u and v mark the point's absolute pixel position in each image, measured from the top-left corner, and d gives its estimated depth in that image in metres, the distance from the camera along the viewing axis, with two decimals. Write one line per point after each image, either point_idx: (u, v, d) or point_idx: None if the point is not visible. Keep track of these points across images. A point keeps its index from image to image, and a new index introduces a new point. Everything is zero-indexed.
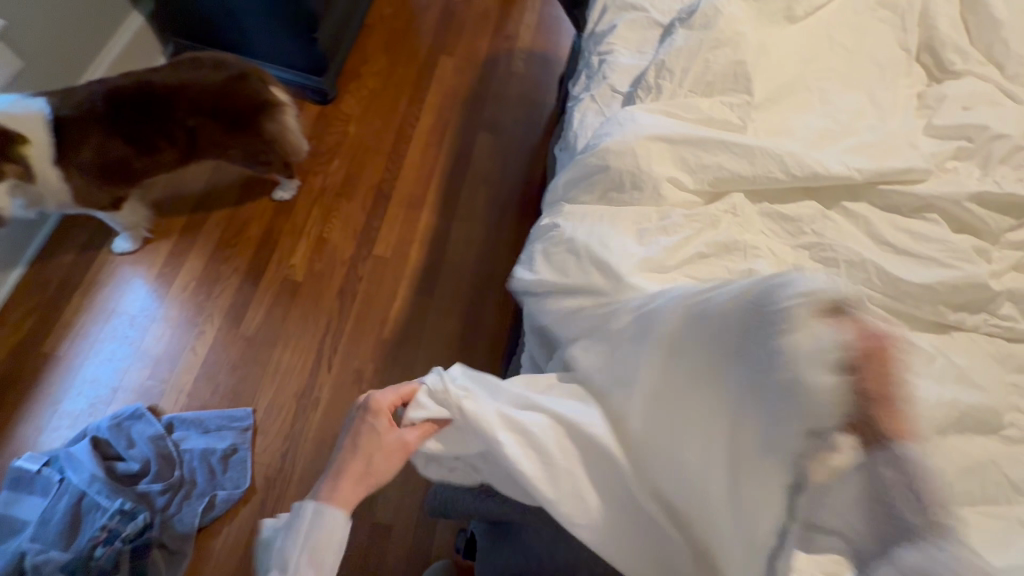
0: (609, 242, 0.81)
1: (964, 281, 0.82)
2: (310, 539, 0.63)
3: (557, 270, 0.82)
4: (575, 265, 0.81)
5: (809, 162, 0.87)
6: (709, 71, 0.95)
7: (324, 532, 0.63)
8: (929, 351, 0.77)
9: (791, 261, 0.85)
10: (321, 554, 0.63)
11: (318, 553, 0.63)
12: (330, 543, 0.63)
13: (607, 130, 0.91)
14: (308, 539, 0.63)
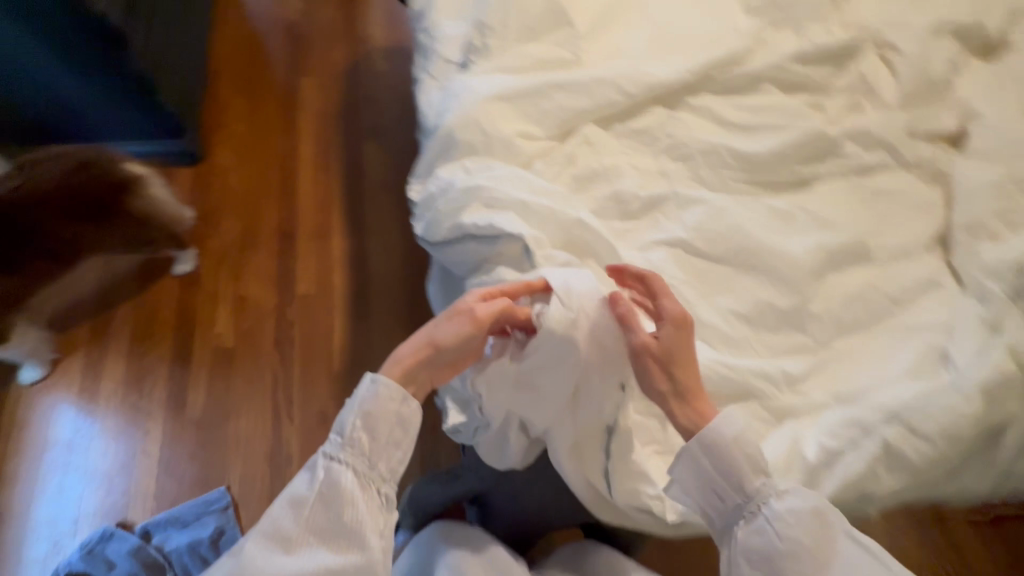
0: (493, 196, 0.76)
1: (805, 138, 0.88)
2: (380, 410, 0.61)
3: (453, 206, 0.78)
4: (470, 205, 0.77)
5: (642, 74, 0.90)
6: (526, 16, 0.96)
7: (395, 398, 0.62)
8: (785, 211, 0.83)
9: (655, 168, 0.87)
10: (387, 430, 0.62)
11: (384, 429, 0.61)
12: (407, 417, 0.63)
13: (447, 100, 0.87)
14: (371, 409, 0.61)
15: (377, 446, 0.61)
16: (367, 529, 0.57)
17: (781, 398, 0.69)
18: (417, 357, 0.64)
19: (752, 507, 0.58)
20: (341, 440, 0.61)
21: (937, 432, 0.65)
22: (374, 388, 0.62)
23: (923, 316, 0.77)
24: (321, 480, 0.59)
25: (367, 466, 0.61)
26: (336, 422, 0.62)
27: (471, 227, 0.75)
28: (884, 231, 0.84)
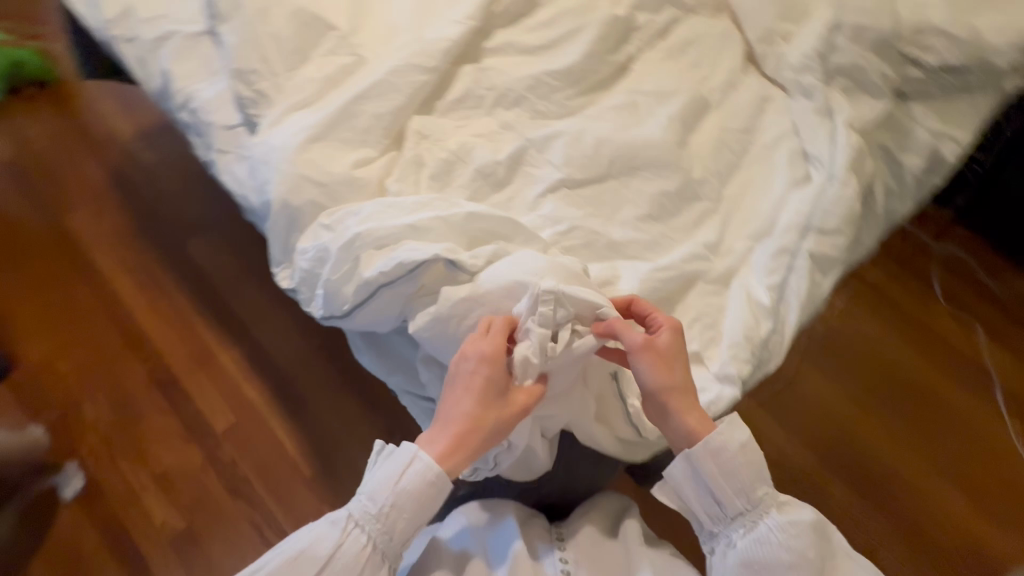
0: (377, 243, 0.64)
1: (604, 29, 0.90)
2: (411, 489, 0.59)
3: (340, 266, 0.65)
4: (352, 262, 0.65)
5: (432, 42, 0.84)
6: (283, 38, 0.83)
7: (435, 484, 0.59)
8: (628, 102, 0.85)
9: (498, 126, 0.84)
10: (415, 512, 0.60)
11: (412, 512, 0.60)
12: (436, 504, 0.61)
13: (258, 169, 0.74)
14: (407, 486, 0.59)
15: (401, 529, 0.60)
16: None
17: (719, 265, 0.73)
18: (462, 455, 0.59)
19: (748, 510, 0.61)
20: (369, 509, 0.60)
21: (840, 220, 0.73)
22: (418, 464, 0.59)
23: (772, 132, 0.85)
24: (344, 542, 0.59)
25: (388, 541, 0.60)
26: (369, 489, 0.61)
27: (378, 277, 0.63)
28: (706, 76, 0.91)
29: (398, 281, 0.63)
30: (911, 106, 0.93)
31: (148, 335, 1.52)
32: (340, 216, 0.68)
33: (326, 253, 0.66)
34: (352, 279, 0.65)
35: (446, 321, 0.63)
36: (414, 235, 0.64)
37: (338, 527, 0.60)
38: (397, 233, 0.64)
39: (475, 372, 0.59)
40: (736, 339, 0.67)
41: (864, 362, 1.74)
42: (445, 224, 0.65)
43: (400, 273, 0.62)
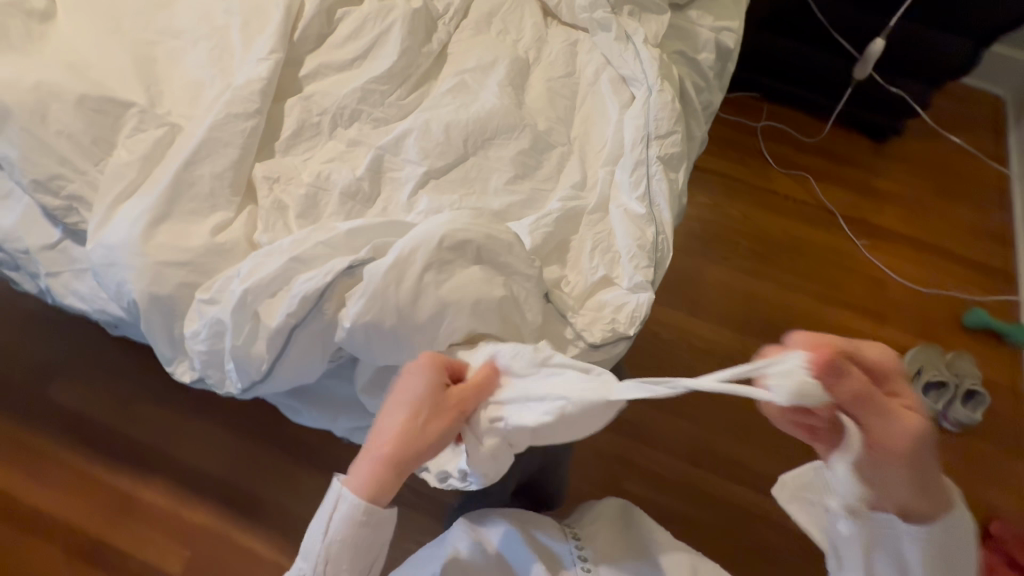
0: (268, 284, 0.61)
1: (410, 23, 0.91)
2: (339, 541, 0.54)
3: (241, 334, 0.62)
4: (252, 321, 0.62)
5: (244, 86, 0.80)
6: (77, 131, 0.75)
7: (365, 522, 0.53)
8: (458, 82, 0.88)
9: (344, 145, 0.83)
10: (356, 559, 0.55)
11: (350, 563, 0.55)
12: (380, 540, 0.55)
13: (105, 277, 0.67)
14: (338, 537, 0.54)
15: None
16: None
17: (592, 197, 0.79)
18: (388, 474, 0.53)
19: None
20: (309, 568, 0.56)
21: (671, 122, 0.80)
22: (340, 508, 0.54)
23: (590, 69, 0.94)
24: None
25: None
26: (303, 547, 0.56)
27: (287, 321, 0.61)
28: (517, 40, 0.97)
29: (309, 317, 0.61)
30: (689, 12, 1.07)
31: (48, 513, 1.31)
32: (221, 284, 0.64)
33: (220, 324, 0.63)
34: (258, 338, 0.62)
35: (382, 294, 0.60)
36: (302, 267, 0.62)
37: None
38: (286, 274, 0.62)
39: (403, 388, 0.55)
40: (631, 251, 0.73)
41: (740, 239, 1.98)
42: (329, 245, 0.64)
43: (309, 305, 0.60)
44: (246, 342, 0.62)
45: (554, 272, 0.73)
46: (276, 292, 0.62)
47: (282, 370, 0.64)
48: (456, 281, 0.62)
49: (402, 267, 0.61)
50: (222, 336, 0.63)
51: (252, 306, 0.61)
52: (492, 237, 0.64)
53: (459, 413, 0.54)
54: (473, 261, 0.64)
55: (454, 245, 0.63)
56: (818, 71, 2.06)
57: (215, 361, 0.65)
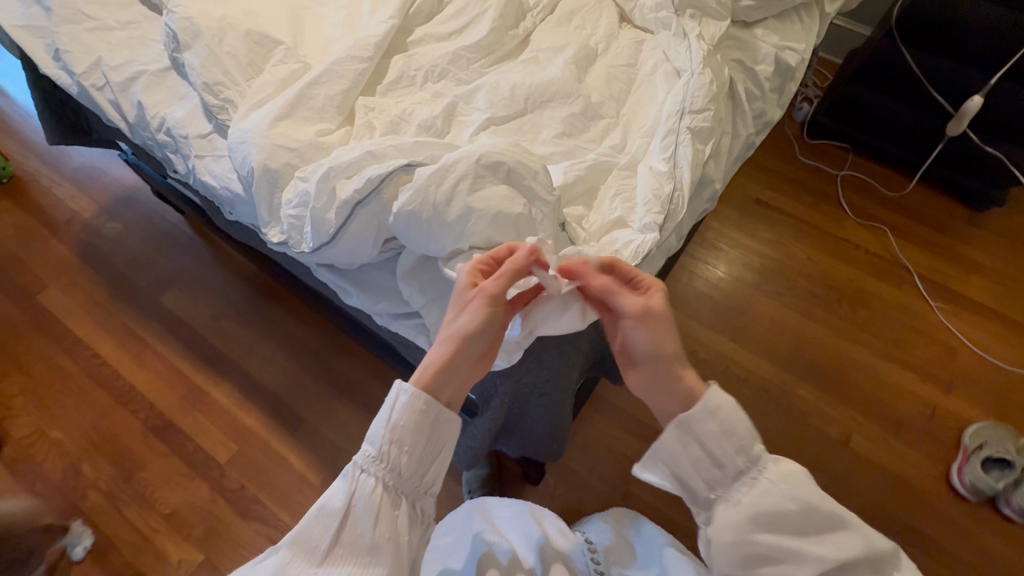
0: (345, 170, 0.77)
1: (502, 9, 1.10)
2: (404, 423, 0.63)
3: (317, 205, 0.77)
4: (328, 197, 0.77)
5: (363, 38, 1.02)
6: (242, 54, 0.99)
7: (426, 411, 0.64)
8: (532, 58, 1.04)
9: (430, 95, 1.02)
10: (416, 445, 0.64)
11: (412, 446, 0.64)
12: (442, 433, 0.65)
13: (235, 153, 0.89)
14: (403, 420, 0.63)
15: (408, 466, 0.64)
16: (398, 546, 0.60)
17: (625, 158, 0.90)
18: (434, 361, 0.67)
19: (738, 468, 0.62)
20: (371, 453, 0.64)
21: (705, 100, 0.90)
22: (402, 397, 0.64)
23: (649, 62, 1.06)
24: (356, 489, 0.62)
25: (399, 477, 0.63)
26: (368, 434, 0.65)
27: (353, 196, 0.75)
28: (590, 34, 1.13)
29: (369, 198, 0.76)
30: (755, 31, 1.17)
31: (142, 382, 1.58)
32: (312, 167, 0.81)
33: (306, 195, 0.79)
34: (329, 209, 0.77)
35: (424, 191, 0.73)
36: (373, 161, 0.78)
37: (347, 475, 0.63)
38: (361, 162, 0.78)
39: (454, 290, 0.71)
40: (646, 199, 0.83)
41: (798, 278, 1.96)
42: (397, 149, 0.79)
43: (370, 188, 0.74)
44: (321, 212, 0.77)
45: (577, 210, 0.84)
46: (349, 177, 0.77)
47: (343, 240, 0.79)
48: (484, 194, 0.73)
49: (444, 173, 0.73)
50: (304, 205, 0.79)
51: (330, 184, 0.77)
52: (523, 164, 0.76)
53: (493, 312, 0.68)
54: (502, 181, 0.75)
55: (491, 166, 0.75)
56: (910, 126, 2.03)
57: (296, 228, 0.82)
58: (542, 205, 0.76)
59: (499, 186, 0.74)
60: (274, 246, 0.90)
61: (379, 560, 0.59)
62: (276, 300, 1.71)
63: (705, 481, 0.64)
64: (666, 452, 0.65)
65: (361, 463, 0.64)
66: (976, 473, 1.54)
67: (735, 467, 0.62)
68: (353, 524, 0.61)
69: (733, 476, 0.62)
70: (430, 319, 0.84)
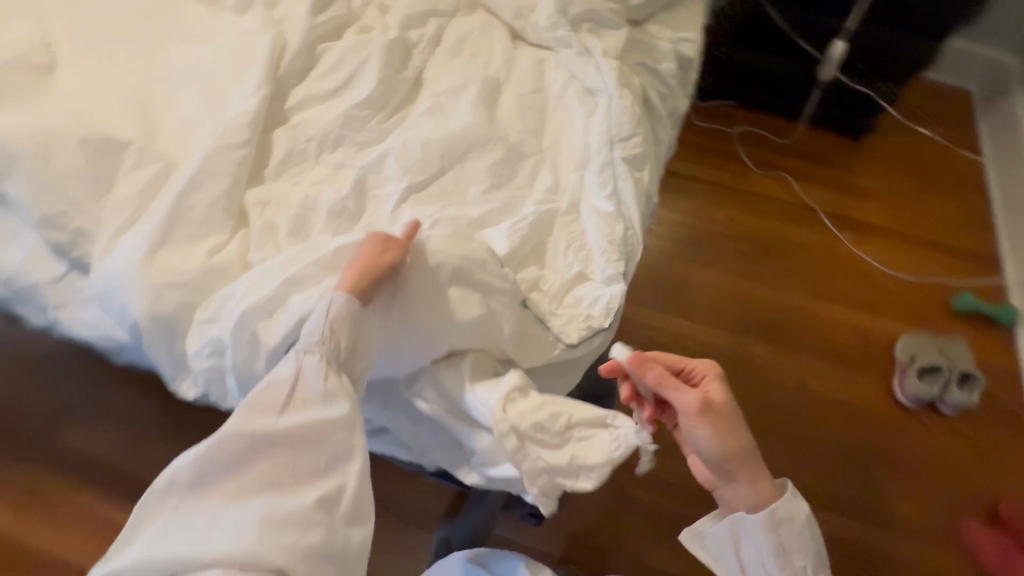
0: (260, 311, 0.65)
1: (385, 53, 0.98)
2: (339, 314, 0.62)
3: (238, 357, 0.65)
4: (248, 345, 0.65)
5: (231, 119, 0.86)
6: (82, 170, 0.80)
7: (354, 316, 0.63)
8: (434, 104, 0.94)
9: (331, 168, 0.89)
10: (355, 337, 0.63)
11: (351, 334, 0.63)
12: (371, 325, 0.64)
13: (109, 302, 0.73)
14: (335, 313, 0.62)
15: (346, 348, 0.63)
16: (352, 406, 0.62)
17: (564, 200, 0.84)
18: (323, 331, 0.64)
19: (780, 573, 0.68)
20: (312, 338, 0.62)
21: (632, 126, 0.87)
22: (334, 308, 0.62)
23: (557, 83, 1.00)
24: (300, 363, 0.62)
25: (338, 356, 0.62)
26: (304, 327, 0.63)
27: (281, 341, 0.64)
28: (487, 61, 1.04)
29: (301, 336, 0.64)
30: (648, 28, 1.14)
31: None
32: (215, 306, 0.68)
33: (220, 344, 0.67)
34: (254, 358, 0.66)
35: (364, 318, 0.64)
36: (292, 289, 0.65)
37: (292, 353, 0.63)
38: (277, 296, 0.65)
39: (357, 247, 0.67)
40: (603, 248, 0.77)
41: (725, 241, 2.03)
42: (316, 267, 0.66)
43: (300, 327, 0.63)
44: (244, 363, 0.66)
45: (532, 272, 0.77)
46: (267, 316, 0.65)
47: None
48: (431, 309, 0.66)
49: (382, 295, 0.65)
50: (220, 358, 0.67)
51: (246, 330, 0.65)
52: (464, 257, 0.67)
53: (409, 263, 0.67)
54: (448, 282, 0.67)
55: (429, 270, 0.66)
56: (786, 76, 2.15)
57: (212, 382, 0.69)
58: (499, 293, 0.69)
59: (447, 289, 0.67)
60: (190, 399, 0.77)
61: (330, 418, 0.61)
62: (194, 407, 1.47)
63: (746, 573, 0.71)
64: (722, 546, 0.72)
65: (304, 350, 0.62)
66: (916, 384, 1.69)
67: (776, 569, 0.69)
68: (298, 412, 0.62)
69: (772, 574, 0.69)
70: (402, 432, 0.74)
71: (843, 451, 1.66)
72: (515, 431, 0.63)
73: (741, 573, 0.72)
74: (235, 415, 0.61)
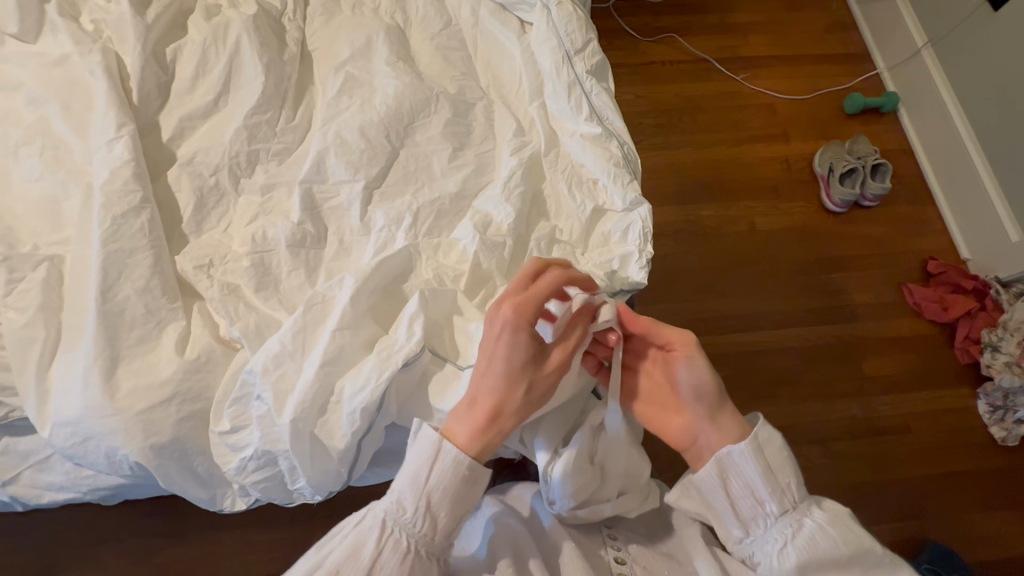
0: (306, 409, 0.57)
1: (256, 33, 0.79)
2: (445, 483, 0.53)
3: (300, 461, 0.59)
4: (305, 445, 0.59)
5: (104, 178, 0.66)
6: None
7: (468, 476, 0.53)
8: (344, 77, 0.78)
9: (261, 191, 0.74)
10: (454, 509, 0.53)
11: (450, 507, 0.53)
12: (474, 499, 0.55)
13: (85, 456, 0.59)
14: (440, 484, 0.53)
15: (447, 525, 0.53)
16: (430, 574, 0.52)
17: (538, 138, 0.77)
18: (485, 426, 0.54)
19: (780, 505, 0.55)
20: (407, 506, 0.53)
21: (581, 32, 0.78)
22: (448, 457, 0.52)
23: (465, 9, 0.86)
24: (381, 550, 0.51)
25: (431, 540, 0.53)
26: (402, 476, 0.53)
27: (354, 436, 0.58)
28: (375, 7, 0.88)
29: (372, 422, 0.59)
30: None
31: None
32: (234, 411, 0.59)
33: (269, 453, 0.60)
34: (317, 455, 0.60)
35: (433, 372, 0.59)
36: (327, 368, 0.58)
37: (371, 527, 0.52)
38: (323, 379, 0.58)
39: (503, 341, 0.55)
40: (610, 173, 0.73)
41: None
42: (344, 329, 0.59)
43: (371, 417, 0.57)
44: (310, 463, 0.60)
45: (545, 226, 0.71)
46: (312, 408, 0.58)
47: (362, 465, 0.63)
48: None
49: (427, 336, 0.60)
50: (277, 465, 0.61)
51: (300, 433, 0.58)
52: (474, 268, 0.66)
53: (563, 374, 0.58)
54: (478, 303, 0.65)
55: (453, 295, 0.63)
56: None
57: (265, 487, 0.63)
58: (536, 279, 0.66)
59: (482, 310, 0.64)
60: (229, 510, 0.70)
61: None
62: None
63: (742, 520, 0.56)
64: (710, 489, 0.57)
65: (392, 512, 0.53)
66: (842, 189, 1.57)
67: (780, 502, 0.56)
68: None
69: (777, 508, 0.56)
70: None
71: (813, 275, 1.54)
72: (575, 495, 0.59)
73: (737, 518, 0.57)
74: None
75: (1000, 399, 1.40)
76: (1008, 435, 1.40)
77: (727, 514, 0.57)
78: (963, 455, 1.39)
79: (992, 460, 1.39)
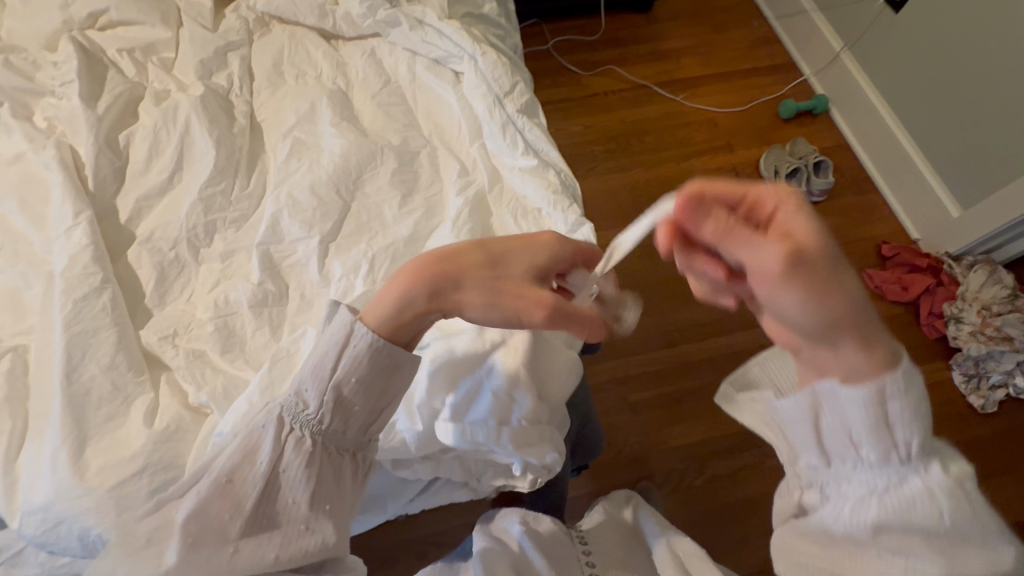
0: None
1: (205, 112, 0.84)
2: (356, 375, 0.53)
3: None
4: None
5: (63, 264, 0.68)
6: None
7: (387, 366, 0.54)
8: (294, 142, 0.83)
9: (220, 257, 0.76)
10: (370, 400, 0.54)
11: (364, 400, 0.54)
12: (398, 390, 0.55)
13: (57, 542, 0.58)
14: (351, 374, 0.53)
15: (358, 419, 0.55)
16: (346, 474, 0.55)
17: (481, 176, 0.82)
18: (408, 294, 0.52)
19: (887, 452, 0.41)
20: (313, 400, 0.54)
21: (509, 76, 0.85)
22: (358, 343, 0.53)
23: (403, 67, 0.93)
24: (285, 447, 0.53)
25: (342, 435, 0.55)
26: (307, 372, 0.54)
27: None
28: (318, 75, 0.93)
29: None
30: None
31: None
32: None
33: None
34: None
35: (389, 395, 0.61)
36: None
37: (274, 427, 0.54)
38: None
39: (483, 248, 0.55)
40: (551, 200, 0.78)
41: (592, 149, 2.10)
42: None
43: None
44: None
45: None
46: None
47: None
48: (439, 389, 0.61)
49: None
50: None
51: None
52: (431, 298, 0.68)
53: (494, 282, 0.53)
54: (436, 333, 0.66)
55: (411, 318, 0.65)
56: None
57: None
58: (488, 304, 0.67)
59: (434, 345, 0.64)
60: None
61: (306, 541, 0.51)
62: None
63: (825, 450, 0.44)
64: (793, 418, 0.46)
65: (293, 408, 0.54)
66: (787, 189, 1.65)
67: (890, 448, 0.41)
68: (264, 498, 0.52)
69: (888, 451, 0.41)
70: (453, 474, 0.68)
71: None
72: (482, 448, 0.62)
73: (820, 447, 0.44)
74: (168, 554, 0.49)
75: (972, 367, 1.45)
76: (987, 401, 1.43)
77: (811, 435, 0.45)
78: (947, 428, 1.42)
79: (976, 429, 1.42)
